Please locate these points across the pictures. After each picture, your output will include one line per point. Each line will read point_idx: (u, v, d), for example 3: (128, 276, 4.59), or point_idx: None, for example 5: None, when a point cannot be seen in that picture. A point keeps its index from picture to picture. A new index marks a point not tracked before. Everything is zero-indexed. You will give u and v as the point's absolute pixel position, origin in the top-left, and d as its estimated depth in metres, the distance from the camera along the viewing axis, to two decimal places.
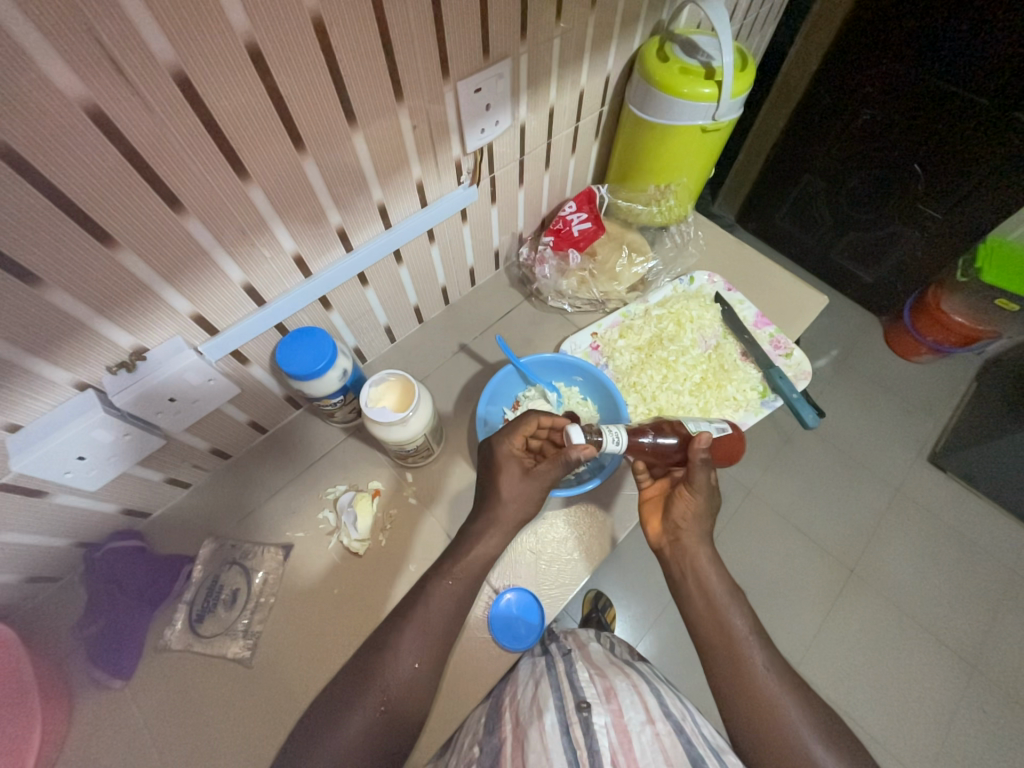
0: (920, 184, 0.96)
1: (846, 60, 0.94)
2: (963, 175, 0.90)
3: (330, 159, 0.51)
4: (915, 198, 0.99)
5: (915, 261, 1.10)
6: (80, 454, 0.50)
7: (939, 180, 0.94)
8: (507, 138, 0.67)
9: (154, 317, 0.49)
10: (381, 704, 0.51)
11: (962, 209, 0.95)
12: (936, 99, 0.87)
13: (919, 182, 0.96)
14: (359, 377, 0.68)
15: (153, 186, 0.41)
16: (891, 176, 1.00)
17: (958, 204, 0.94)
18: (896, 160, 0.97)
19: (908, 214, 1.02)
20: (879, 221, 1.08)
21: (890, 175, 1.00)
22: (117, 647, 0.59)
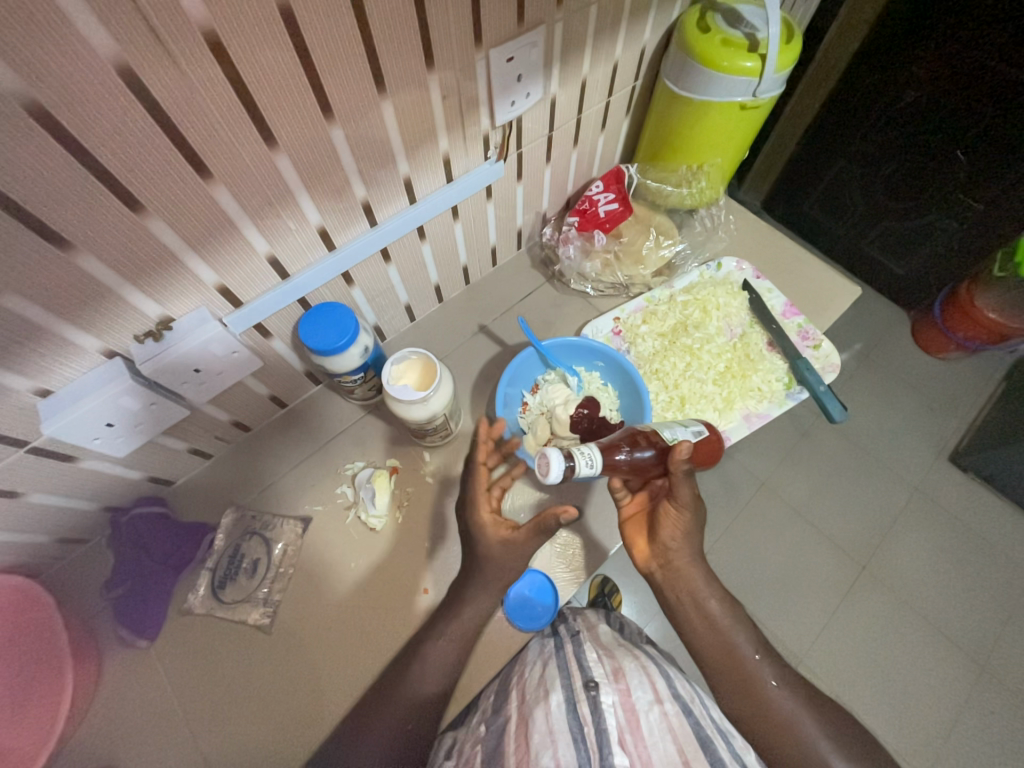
0: (962, 172, 0.90)
1: (895, 35, 0.85)
2: (1011, 164, 0.84)
3: (359, 129, 0.49)
4: (956, 188, 0.93)
5: (950, 252, 1.03)
6: (109, 421, 0.51)
7: (985, 169, 0.87)
8: (536, 112, 0.64)
9: (181, 287, 0.49)
10: None
11: (1005, 201, 0.89)
12: (988, 81, 0.80)
13: (962, 171, 0.90)
14: (380, 354, 0.68)
15: (183, 152, 0.40)
16: (930, 163, 0.93)
17: (1002, 196, 0.88)
18: (938, 147, 0.90)
19: (946, 205, 0.96)
20: (915, 211, 1.01)
21: (930, 164, 0.93)
22: (143, 609, 0.61)
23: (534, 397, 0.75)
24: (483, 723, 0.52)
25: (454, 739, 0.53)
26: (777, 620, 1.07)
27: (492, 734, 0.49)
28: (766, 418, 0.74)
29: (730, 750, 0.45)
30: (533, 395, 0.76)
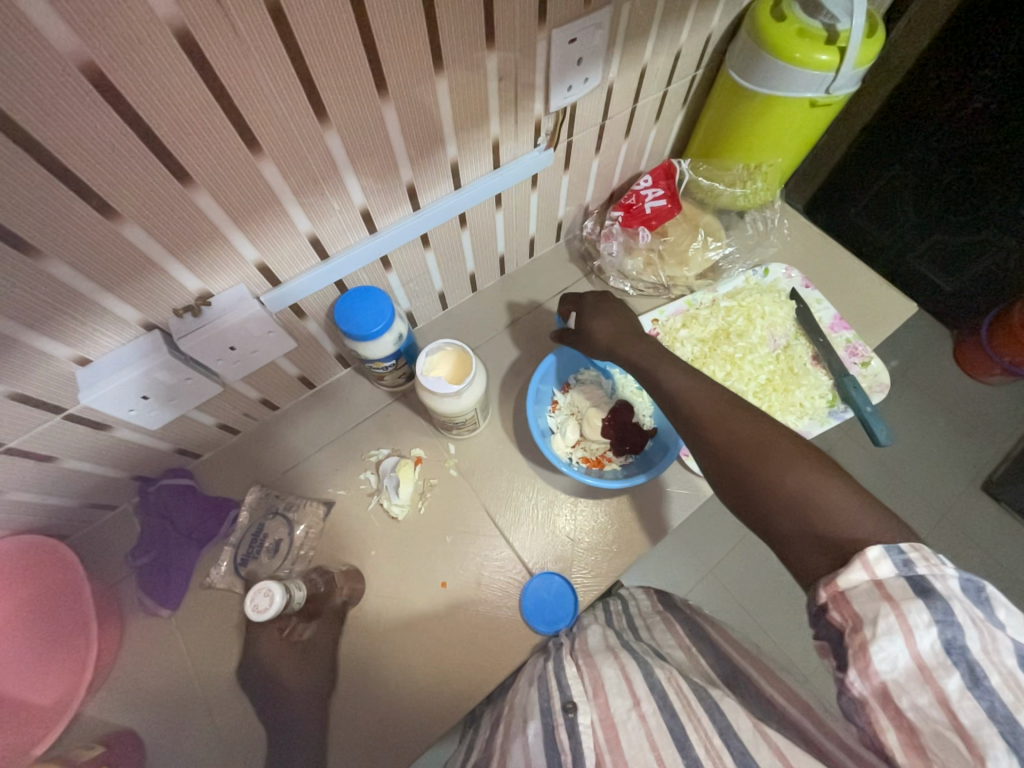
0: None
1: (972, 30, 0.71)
2: None
3: (412, 108, 0.47)
4: (1018, 202, 0.82)
5: (1007, 270, 0.93)
6: (144, 393, 0.51)
7: None
8: (592, 99, 0.61)
9: (221, 262, 0.48)
10: None
11: None
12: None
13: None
14: (412, 342, 0.67)
15: (236, 124, 0.39)
16: (995, 173, 0.81)
17: None
18: (1007, 156, 0.79)
19: (1005, 219, 0.86)
20: (969, 223, 0.90)
21: (992, 175, 0.82)
22: (166, 579, 0.62)
23: (565, 397, 0.73)
24: (481, 744, 0.53)
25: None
26: (784, 629, 1.02)
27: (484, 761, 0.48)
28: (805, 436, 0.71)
29: (712, 725, 0.39)
30: (564, 393, 0.73)
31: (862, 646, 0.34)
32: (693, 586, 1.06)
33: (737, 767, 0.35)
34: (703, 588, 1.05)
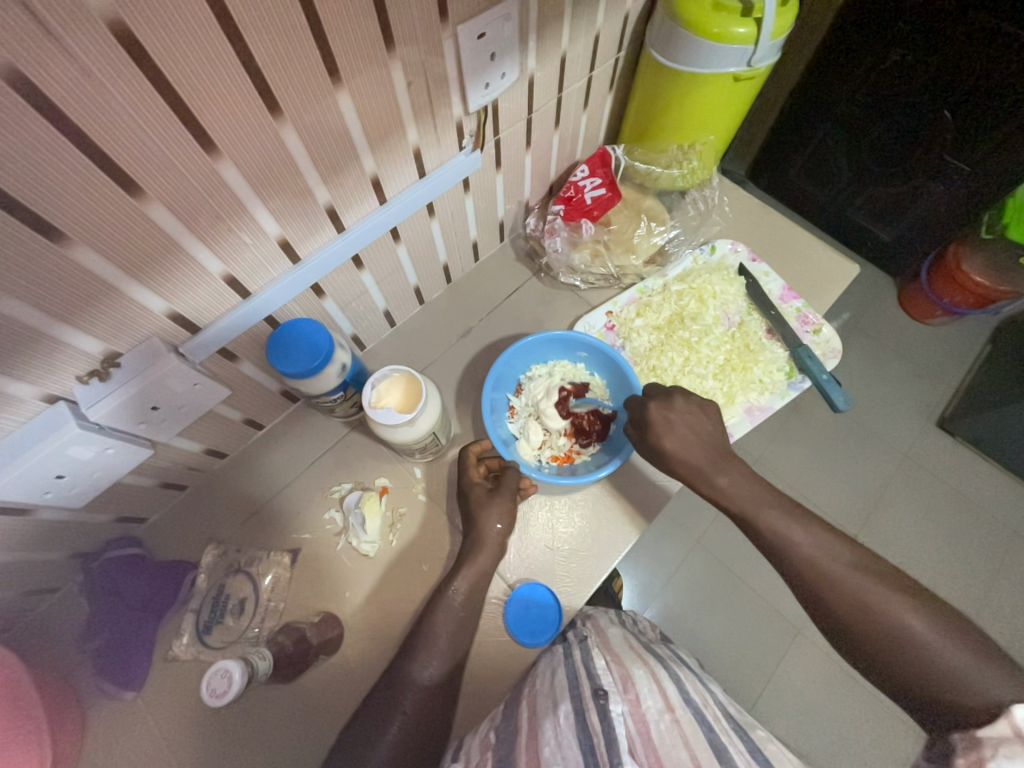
0: (949, 137, 0.79)
1: None
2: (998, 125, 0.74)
3: (315, 126, 0.44)
4: (941, 151, 0.82)
5: (936, 217, 0.93)
6: (59, 472, 0.45)
7: (971, 129, 0.76)
8: (513, 94, 0.58)
9: (125, 318, 0.43)
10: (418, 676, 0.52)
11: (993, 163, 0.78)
12: (979, 34, 0.68)
13: (948, 133, 0.79)
14: (359, 369, 0.63)
15: (105, 169, 0.34)
16: (918, 128, 0.81)
17: (991, 157, 0.78)
18: (924, 105, 0.79)
19: (930, 167, 0.85)
20: (898, 175, 0.90)
21: (915, 127, 0.82)
22: (126, 660, 0.58)
23: (520, 399, 0.71)
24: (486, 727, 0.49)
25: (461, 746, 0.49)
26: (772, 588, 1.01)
27: (507, 730, 0.46)
28: (768, 411, 0.71)
29: (750, 752, 0.40)
30: (519, 397, 0.72)
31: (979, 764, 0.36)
32: (683, 559, 1.05)
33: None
34: (695, 559, 1.04)
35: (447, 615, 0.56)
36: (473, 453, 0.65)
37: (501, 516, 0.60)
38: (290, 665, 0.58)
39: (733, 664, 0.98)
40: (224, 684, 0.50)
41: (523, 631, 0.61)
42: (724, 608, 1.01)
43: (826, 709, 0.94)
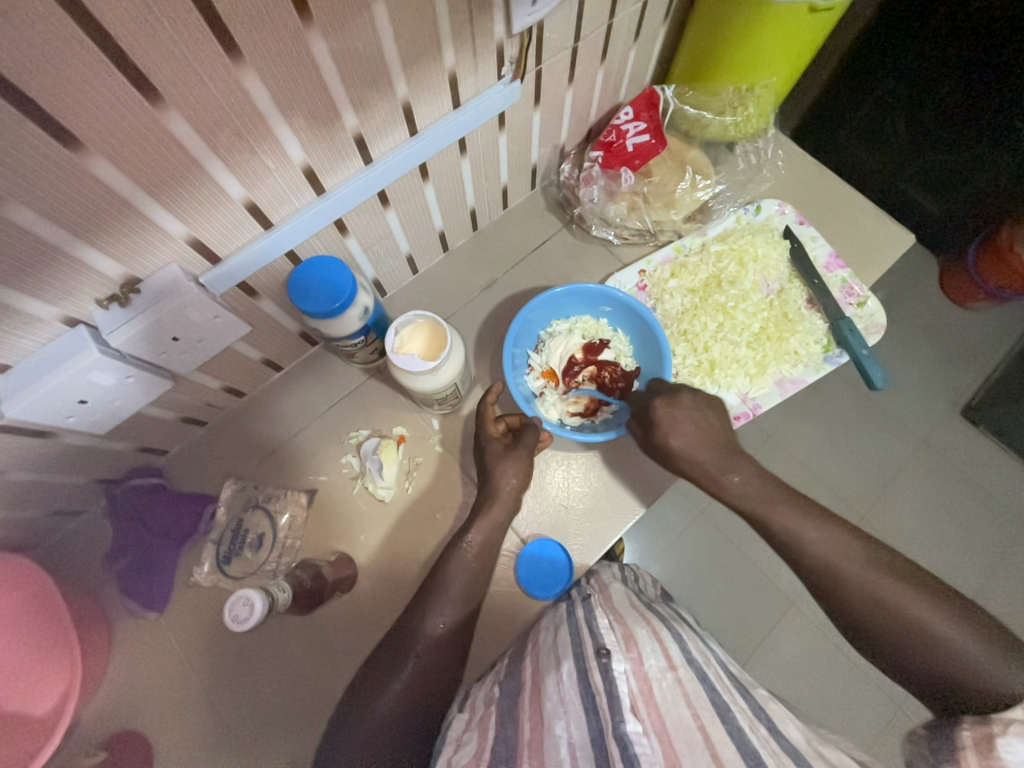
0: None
1: None
2: None
3: (346, 38, 0.39)
4: (1015, 112, 0.76)
5: (1000, 188, 0.87)
6: (82, 398, 0.45)
7: None
8: (560, 17, 0.53)
9: (143, 242, 0.41)
10: (429, 619, 0.54)
11: None
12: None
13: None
14: (381, 314, 0.61)
15: (121, 69, 0.31)
16: (994, 83, 0.75)
17: None
18: (998, 63, 0.73)
19: (1000, 129, 0.79)
20: (966, 139, 0.83)
21: (991, 84, 0.75)
22: (149, 583, 0.60)
23: (539, 356, 0.69)
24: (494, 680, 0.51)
25: (472, 692, 0.52)
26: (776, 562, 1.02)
27: (510, 687, 0.48)
28: (799, 384, 0.68)
29: (753, 712, 0.40)
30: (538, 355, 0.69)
31: (987, 738, 0.36)
32: (689, 527, 1.05)
33: (782, 746, 0.36)
34: (701, 528, 1.04)
35: (460, 562, 0.57)
36: (491, 406, 0.63)
37: (517, 469, 0.60)
38: (309, 598, 0.59)
39: (729, 630, 1.00)
40: (241, 611, 0.50)
41: (533, 583, 0.62)
42: (725, 577, 1.02)
43: (819, 677, 0.97)
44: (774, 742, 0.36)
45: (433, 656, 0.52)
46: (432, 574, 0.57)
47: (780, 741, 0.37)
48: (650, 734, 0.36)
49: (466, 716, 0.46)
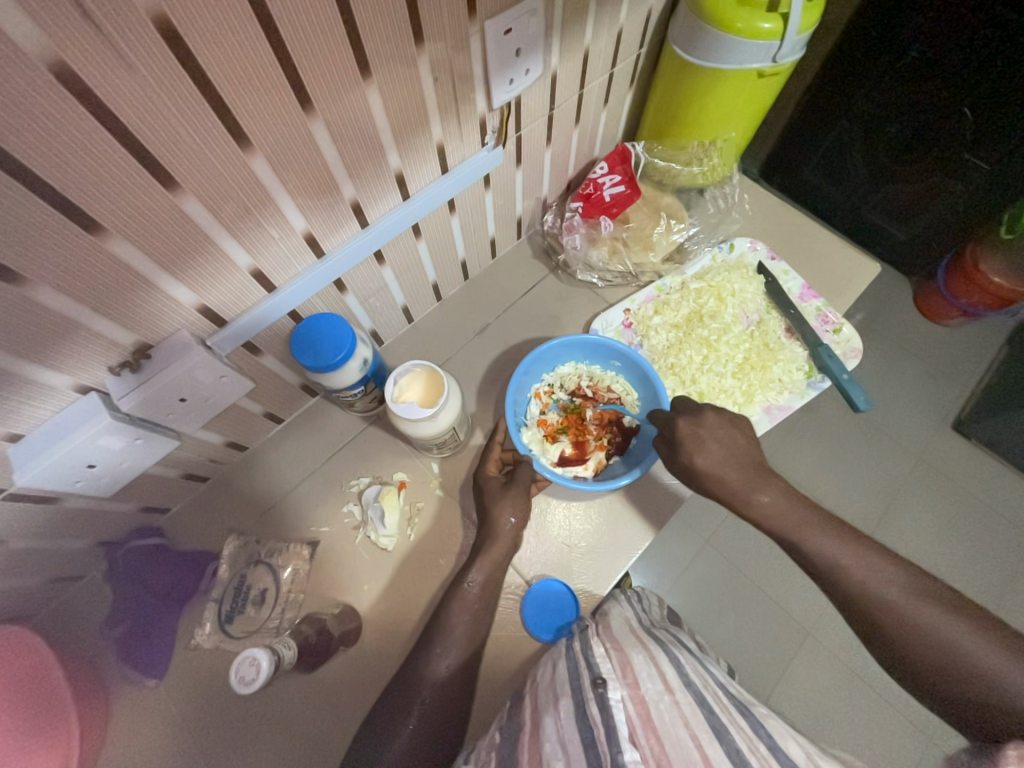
0: (972, 134, 0.78)
1: None
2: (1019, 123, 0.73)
3: (342, 120, 0.44)
4: (964, 148, 0.81)
5: (957, 216, 0.92)
6: (89, 463, 0.46)
7: (998, 125, 0.75)
8: (535, 90, 0.58)
9: (155, 310, 0.44)
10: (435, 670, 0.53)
11: (1017, 161, 0.77)
12: (1002, 29, 0.68)
13: (970, 131, 0.78)
14: (380, 364, 0.64)
15: (143, 162, 0.35)
16: (937, 125, 0.80)
17: (1014, 155, 0.77)
18: (945, 102, 0.78)
19: (952, 164, 0.84)
20: (920, 176, 0.89)
21: (936, 126, 0.81)
22: (149, 649, 0.59)
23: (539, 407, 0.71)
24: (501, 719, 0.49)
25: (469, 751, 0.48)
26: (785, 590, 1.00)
27: (510, 732, 0.46)
28: (786, 411, 0.71)
29: (752, 731, 0.39)
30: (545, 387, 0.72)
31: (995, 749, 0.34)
32: (695, 559, 1.04)
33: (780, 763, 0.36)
34: (708, 559, 1.03)
35: (465, 608, 0.56)
36: (496, 447, 0.66)
37: (516, 510, 0.60)
38: (314, 655, 0.58)
39: (744, 664, 0.97)
40: (249, 663, 0.50)
41: (540, 626, 0.61)
42: (736, 609, 1.00)
43: (842, 708, 0.94)
44: (775, 759, 0.36)
45: (437, 709, 0.51)
46: (433, 620, 0.57)
47: (783, 761, 0.36)
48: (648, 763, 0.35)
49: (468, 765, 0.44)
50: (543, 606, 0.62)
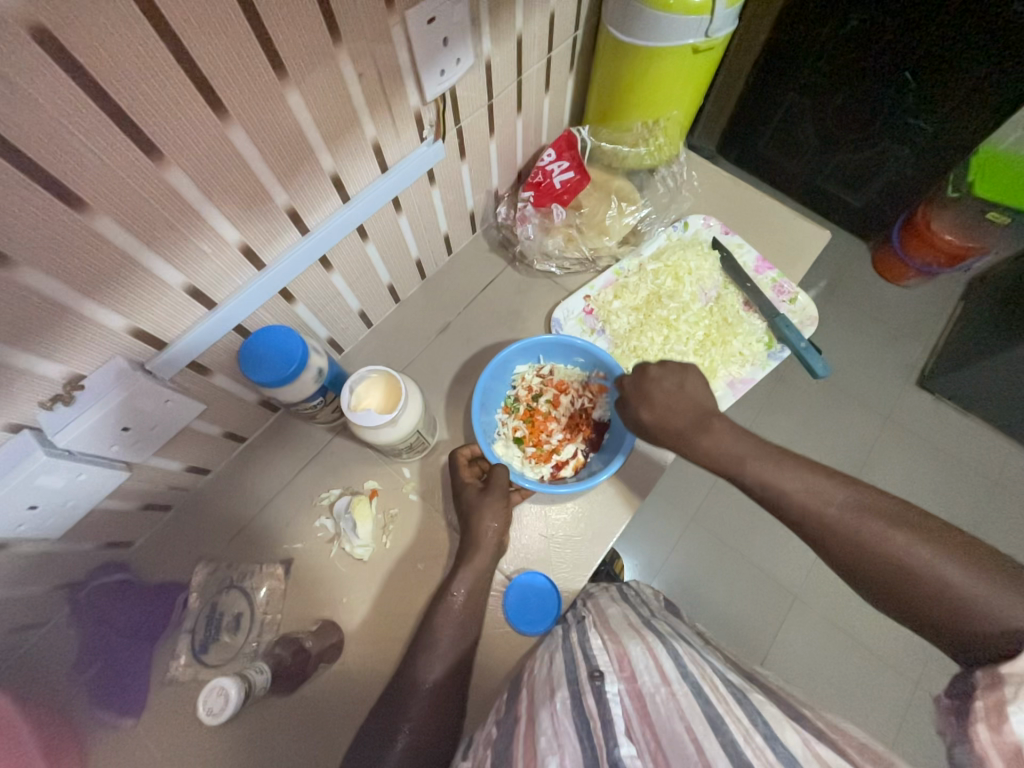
0: (909, 96, 0.80)
1: None
2: (951, 81, 0.75)
3: (264, 126, 0.42)
4: (903, 110, 0.82)
5: (904, 178, 0.93)
6: (31, 503, 0.44)
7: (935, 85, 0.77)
8: (470, 80, 0.57)
9: (83, 339, 0.42)
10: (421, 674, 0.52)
11: (953, 120, 0.79)
12: None
13: (908, 92, 0.79)
14: (338, 373, 0.62)
15: (45, 185, 0.33)
16: (876, 89, 0.82)
17: (951, 114, 0.78)
18: (881, 67, 0.79)
19: (892, 127, 0.85)
20: (864, 141, 0.90)
21: (876, 90, 0.82)
22: (123, 685, 0.55)
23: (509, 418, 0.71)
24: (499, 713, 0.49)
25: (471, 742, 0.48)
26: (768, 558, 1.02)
27: (505, 722, 0.46)
28: (749, 383, 0.72)
29: (749, 721, 0.37)
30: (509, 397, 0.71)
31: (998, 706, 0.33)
32: (679, 536, 1.05)
33: (778, 755, 0.34)
34: (691, 535, 1.05)
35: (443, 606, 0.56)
36: (465, 453, 0.66)
37: (495, 516, 0.60)
38: (291, 675, 0.57)
39: (736, 632, 0.99)
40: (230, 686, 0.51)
41: (527, 620, 0.61)
42: (722, 579, 1.02)
43: (830, 664, 0.97)
44: (771, 750, 0.34)
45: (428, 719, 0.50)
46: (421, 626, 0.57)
47: (780, 753, 0.34)
48: (644, 756, 0.35)
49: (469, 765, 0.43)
50: (525, 599, 0.62)
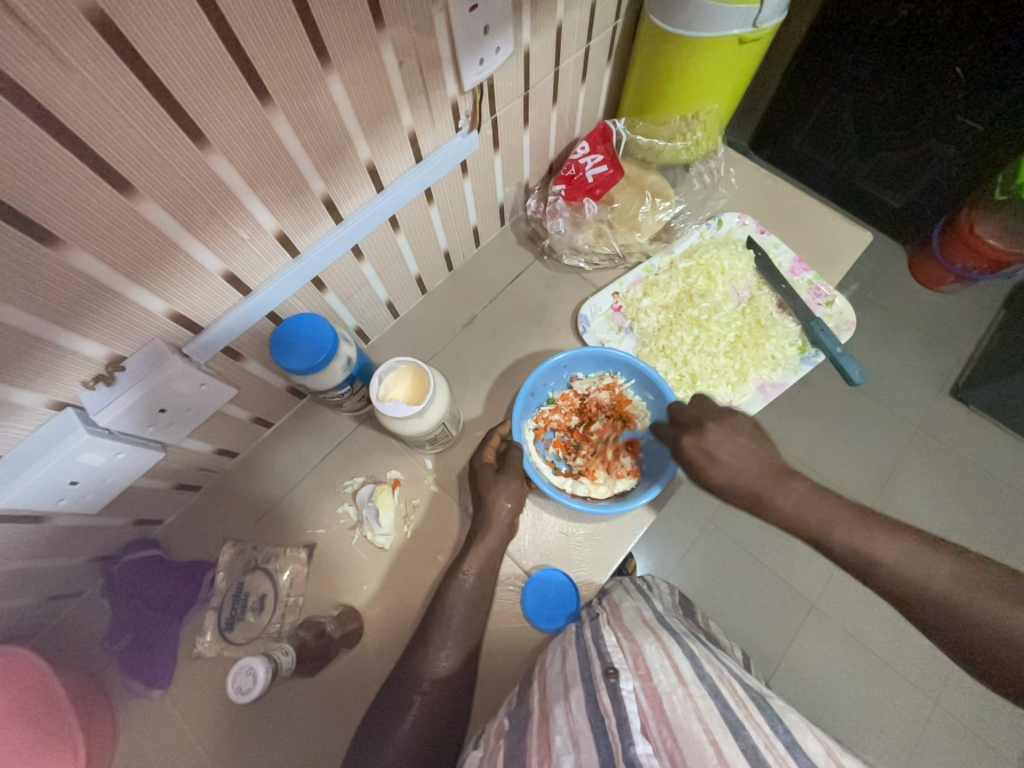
0: (963, 93, 0.76)
1: None
2: (1015, 76, 0.71)
3: (304, 113, 0.42)
4: (953, 106, 0.78)
5: (951, 179, 0.89)
6: (72, 478, 0.45)
7: (988, 81, 0.73)
8: (508, 69, 0.56)
9: (125, 321, 0.43)
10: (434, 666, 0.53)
11: (1010, 116, 0.75)
12: None
13: (962, 88, 0.76)
14: (365, 363, 0.63)
15: (97, 170, 0.34)
16: (927, 86, 0.78)
17: (1007, 109, 0.74)
18: (935, 63, 0.75)
19: (942, 125, 0.81)
20: (912, 139, 0.86)
21: (926, 86, 0.78)
22: (151, 659, 0.59)
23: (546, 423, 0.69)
24: (514, 701, 0.50)
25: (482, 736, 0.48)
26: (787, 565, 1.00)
27: (519, 714, 0.47)
28: (780, 388, 0.70)
29: (771, 727, 0.36)
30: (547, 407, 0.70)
31: None
32: (697, 539, 1.04)
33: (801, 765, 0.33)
34: (709, 539, 1.03)
35: (460, 594, 0.57)
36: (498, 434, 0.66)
37: (504, 502, 0.61)
38: (313, 660, 0.58)
39: (750, 638, 0.98)
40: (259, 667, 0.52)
41: (544, 614, 0.61)
42: (739, 584, 1.01)
43: (845, 676, 0.95)
44: (792, 759, 0.33)
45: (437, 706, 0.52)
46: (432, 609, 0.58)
47: (802, 762, 0.33)
48: (660, 755, 0.35)
49: (480, 751, 0.45)
50: (543, 595, 0.62)
